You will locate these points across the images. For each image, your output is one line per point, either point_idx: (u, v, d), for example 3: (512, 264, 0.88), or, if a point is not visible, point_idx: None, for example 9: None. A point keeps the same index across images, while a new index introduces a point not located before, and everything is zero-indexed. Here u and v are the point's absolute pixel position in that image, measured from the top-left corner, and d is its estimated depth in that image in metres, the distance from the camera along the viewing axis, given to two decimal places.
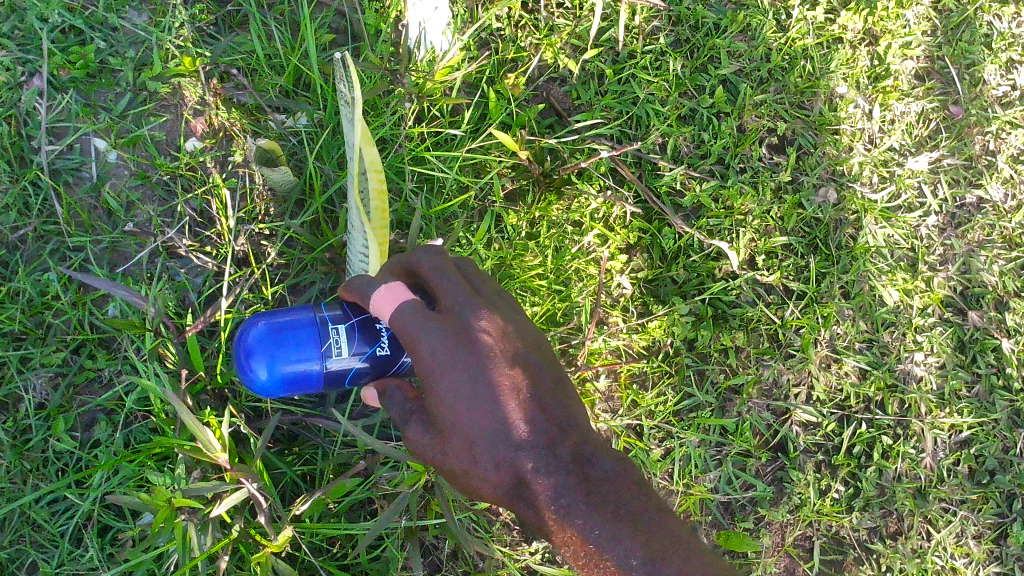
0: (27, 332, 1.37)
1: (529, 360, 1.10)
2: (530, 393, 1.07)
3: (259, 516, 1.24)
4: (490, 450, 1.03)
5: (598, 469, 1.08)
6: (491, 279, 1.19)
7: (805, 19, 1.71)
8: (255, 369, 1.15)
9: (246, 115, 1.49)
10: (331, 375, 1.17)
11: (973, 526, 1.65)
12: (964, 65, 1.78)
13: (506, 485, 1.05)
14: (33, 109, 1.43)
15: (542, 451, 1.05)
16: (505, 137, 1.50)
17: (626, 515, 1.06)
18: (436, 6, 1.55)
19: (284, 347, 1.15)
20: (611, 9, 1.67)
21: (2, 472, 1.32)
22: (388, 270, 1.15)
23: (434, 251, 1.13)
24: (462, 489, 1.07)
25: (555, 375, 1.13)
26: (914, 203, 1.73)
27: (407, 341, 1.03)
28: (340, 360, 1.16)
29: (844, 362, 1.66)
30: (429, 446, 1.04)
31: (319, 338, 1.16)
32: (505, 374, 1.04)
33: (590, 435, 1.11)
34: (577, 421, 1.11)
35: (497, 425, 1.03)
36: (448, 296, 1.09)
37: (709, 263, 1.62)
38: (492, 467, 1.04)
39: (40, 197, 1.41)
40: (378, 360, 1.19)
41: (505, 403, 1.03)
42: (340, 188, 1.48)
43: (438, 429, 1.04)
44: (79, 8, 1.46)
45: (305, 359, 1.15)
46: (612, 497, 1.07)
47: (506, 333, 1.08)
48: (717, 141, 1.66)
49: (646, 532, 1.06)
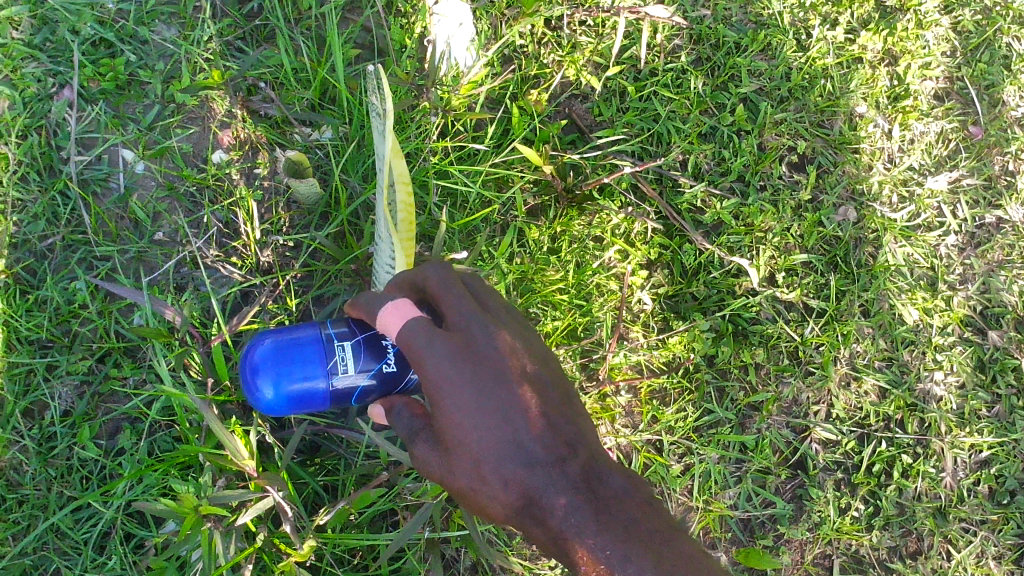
0: (54, 339, 1.38)
1: (537, 375, 1.08)
2: (539, 410, 1.04)
3: (284, 525, 1.25)
4: (498, 468, 1.01)
5: (608, 487, 1.05)
6: (500, 296, 1.18)
7: (825, 39, 1.73)
8: (261, 387, 1.15)
9: (273, 128, 1.51)
10: (338, 393, 1.17)
11: (993, 547, 1.64)
12: (983, 86, 1.79)
13: (516, 504, 1.02)
14: (63, 120, 1.45)
15: (552, 469, 1.02)
16: (530, 152, 1.51)
17: (637, 534, 1.03)
18: (461, 22, 1.57)
19: (290, 365, 1.15)
20: (634, 27, 1.69)
21: (28, 479, 1.33)
22: (396, 285, 1.15)
23: (442, 266, 1.12)
24: (473, 509, 1.05)
25: (565, 393, 1.10)
26: (934, 222, 1.73)
27: (414, 357, 1.02)
28: (346, 377, 1.17)
29: (863, 381, 1.65)
30: (437, 464, 1.03)
31: (324, 355, 1.17)
32: (513, 391, 1.03)
33: (600, 452, 1.08)
34: (587, 439, 1.09)
35: (505, 442, 1.01)
36: (455, 312, 1.08)
37: (730, 279, 1.63)
38: (501, 485, 1.01)
39: (68, 207, 1.43)
40: (384, 377, 1.19)
41: (513, 421, 1.01)
42: (365, 201, 1.50)
43: (445, 447, 1.02)
44: (110, 22, 1.48)
45: (311, 377, 1.16)
46: (622, 514, 1.04)
47: (513, 350, 1.06)
48: (737, 159, 1.67)
49: (657, 550, 1.03)
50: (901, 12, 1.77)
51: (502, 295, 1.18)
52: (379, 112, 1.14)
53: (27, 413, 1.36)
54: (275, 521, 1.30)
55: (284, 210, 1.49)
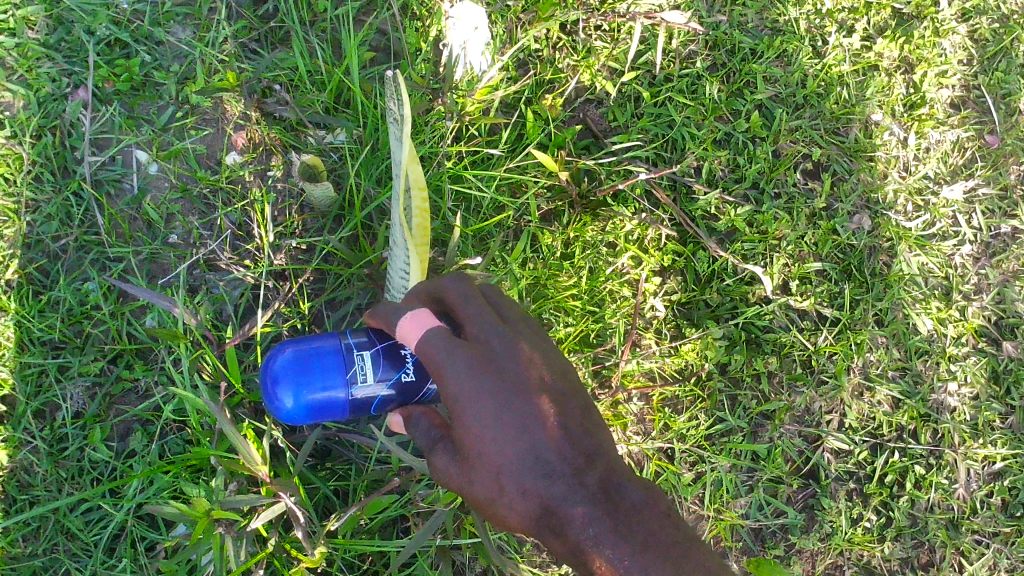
0: (66, 340, 1.38)
1: (557, 386, 1.06)
2: (558, 421, 1.03)
3: (296, 531, 1.23)
4: (516, 478, 0.99)
5: (627, 499, 1.03)
6: (519, 308, 1.17)
7: (841, 47, 1.72)
8: (281, 397, 1.15)
9: (287, 130, 1.50)
10: (356, 402, 1.17)
11: (1006, 559, 1.63)
12: (1000, 95, 1.78)
13: (534, 514, 1.00)
14: (77, 121, 1.45)
15: (570, 479, 1.00)
16: (545, 157, 1.50)
17: (656, 547, 1.01)
18: (476, 27, 1.57)
19: (310, 375, 1.15)
20: (650, 33, 1.68)
21: (39, 480, 1.33)
22: (416, 297, 1.15)
23: (461, 278, 1.12)
24: (491, 520, 1.04)
25: (584, 403, 1.09)
26: (949, 232, 1.72)
27: (433, 367, 1.02)
28: (365, 386, 1.16)
29: (876, 391, 1.64)
30: (455, 474, 1.02)
31: (343, 365, 1.16)
32: (531, 401, 1.02)
33: (619, 464, 1.06)
34: (607, 451, 1.07)
35: (523, 452, 0.99)
36: (474, 324, 1.08)
37: (743, 287, 1.62)
38: (520, 495, 0.99)
39: (82, 207, 1.43)
40: (403, 387, 1.18)
41: (531, 430, 1.00)
42: (379, 205, 1.49)
43: (463, 456, 1.02)
44: (125, 22, 1.48)
45: (330, 387, 1.15)
46: (641, 527, 1.02)
47: (532, 361, 1.06)
48: (752, 166, 1.66)
49: (676, 562, 1.01)
50: (918, 20, 1.76)
51: (521, 307, 1.17)
52: (397, 118, 1.14)
53: (39, 414, 1.36)
54: (286, 525, 1.30)
55: (297, 213, 1.49)
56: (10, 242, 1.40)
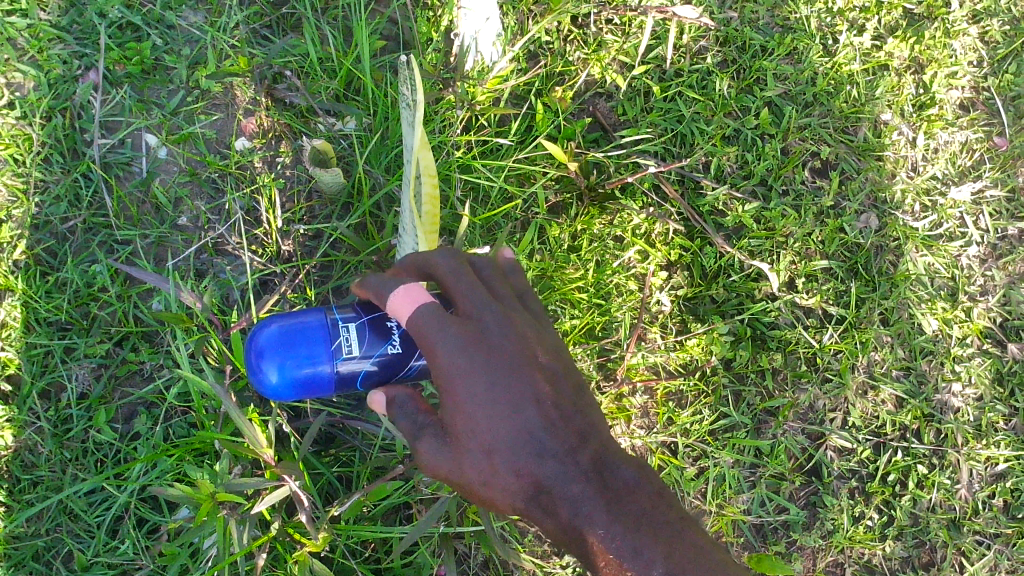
0: (73, 322, 1.38)
1: (550, 367, 1.06)
2: (551, 401, 1.02)
3: (300, 514, 1.24)
4: (509, 460, 1.00)
5: (619, 478, 1.04)
6: (513, 281, 1.15)
7: (851, 46, 1.73)
8: (266, 371, 1.15)
9: (297, 117, 1.50)
10: (343, 376, 1.16)
11: (1006, 560, 1.63)
12: (1009, 97, 1.78)
13: (527, 495, 1.01)
14: (87, 103, 1.45)
15: (563, 459, 1.01)
16: (554, 147, 1.51)
17: (648, 525, 1.02)
18: (488, 17, 1.54)
19: (294, 348, 1.15)
20: (661, 27, 1.68)
21: (43, 460, 1.33)
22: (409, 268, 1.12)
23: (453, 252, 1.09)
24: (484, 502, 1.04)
25: (578, 384, 1.08)
26: (956, 233, 1.72)
27: (425, 345, 1.00)
28: (351, 359, 1.16)
29: (880, 390, 1.64)
30: (446, 456, 1.02)
31: (329, 338, 1.15)
32: (524, 381, 1.01)
33: (611, 444, 1.07)
34: (600, 431, 1.07)
35: (516, 433, 0.99)
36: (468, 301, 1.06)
37: (749, 283, 1.62)
38: (511, 477, 1.00)
39: (91, 188, 1.43)
40: (390, 359, 1.18)
41: (523, 410, 1.00)
42: (388, 193, 1.48)
43: (454, 439, 1.01)
44: (137, 6, 1.48)
45: (315, 360, 1.15)
46: (635, 505, 1.03)
47: (525, 339, 1.05)
48: (761, 162, 1.66)
49: (668, 541, 1.01)
50: (929, 21, 1.76)
51: (514, 280, 1.15)
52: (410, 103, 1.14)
53: (44, 394, 1.36)
54: (289, 511, 1.29)
55: (305, 199, 1.48)
56: (18, 222, 1.40)
